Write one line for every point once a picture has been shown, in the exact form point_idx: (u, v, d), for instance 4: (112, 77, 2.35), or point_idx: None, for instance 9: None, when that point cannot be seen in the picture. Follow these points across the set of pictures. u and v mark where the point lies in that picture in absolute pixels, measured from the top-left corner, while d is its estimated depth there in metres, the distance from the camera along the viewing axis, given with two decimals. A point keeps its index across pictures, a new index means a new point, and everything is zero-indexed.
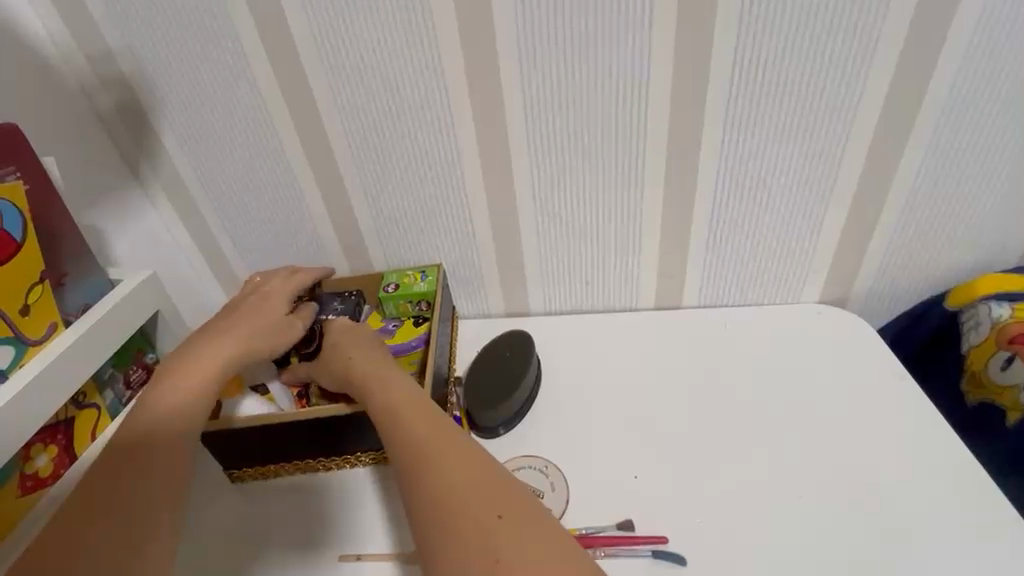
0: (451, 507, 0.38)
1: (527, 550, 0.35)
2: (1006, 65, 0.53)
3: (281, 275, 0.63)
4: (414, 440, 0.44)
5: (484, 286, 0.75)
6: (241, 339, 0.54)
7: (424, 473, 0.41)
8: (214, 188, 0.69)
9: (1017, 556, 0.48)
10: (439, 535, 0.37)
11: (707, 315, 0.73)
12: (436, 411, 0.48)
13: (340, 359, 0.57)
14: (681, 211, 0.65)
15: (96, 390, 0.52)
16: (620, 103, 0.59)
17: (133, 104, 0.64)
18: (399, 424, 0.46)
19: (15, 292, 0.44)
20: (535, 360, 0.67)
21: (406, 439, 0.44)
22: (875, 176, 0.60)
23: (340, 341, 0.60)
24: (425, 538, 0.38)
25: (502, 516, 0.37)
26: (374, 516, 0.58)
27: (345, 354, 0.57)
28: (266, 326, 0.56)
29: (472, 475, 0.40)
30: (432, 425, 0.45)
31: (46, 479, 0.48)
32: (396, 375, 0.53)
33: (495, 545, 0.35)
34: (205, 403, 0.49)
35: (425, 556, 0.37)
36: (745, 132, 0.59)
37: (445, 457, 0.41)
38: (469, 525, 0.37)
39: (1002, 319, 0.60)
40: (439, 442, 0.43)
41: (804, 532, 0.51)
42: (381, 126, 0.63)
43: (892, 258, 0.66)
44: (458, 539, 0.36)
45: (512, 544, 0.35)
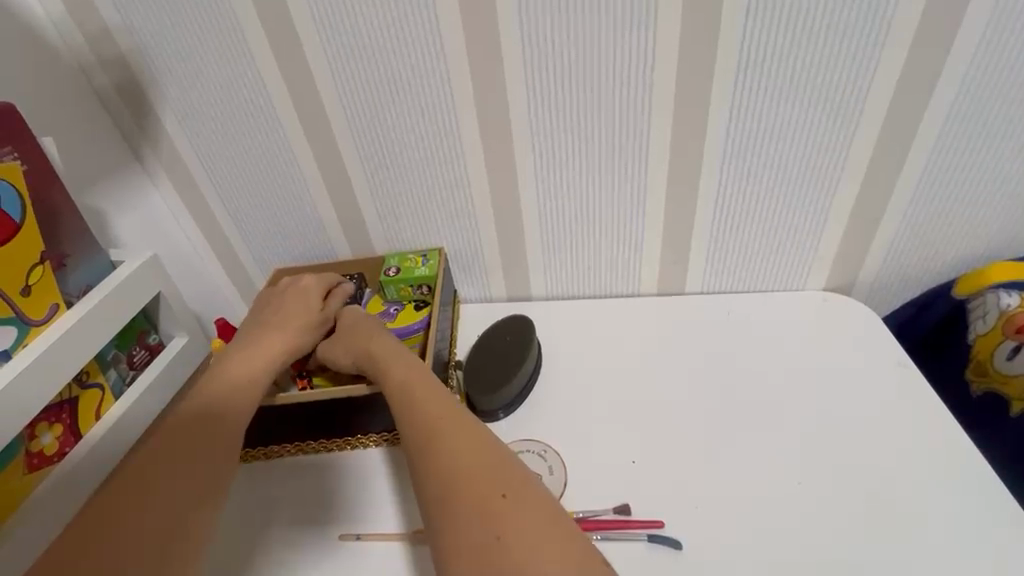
0: (456, 484, 0.38)
1: (525, 531, 0.35)
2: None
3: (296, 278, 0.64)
4: (423, 416, 0.45)
5: (486, 269, 0.74)
6: (254, 346, 0.55)
7: (433, 452, 0.41)
8: (215, 170, 0.68)
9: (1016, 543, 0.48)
10: (443, 509, 0.37)
11: (711, 302, 0.72)
12: (448, 391, 0.48)
13: (356, 340, 0.58)
14: (686, 195, 0.64)
15: (98, 370, 0.53)
16: (625, 86, 0.57)
17: (132, 83, 0.63)
18: (413, 403, 0.47)
19: (15, 274, 0.44)
20: (534, 344, 0.67)
21: (418, 418, 0.45)
22: (884, 162, 0.59)
23: (356, 322, 0.60)
24: (430, 512, 0.38)
25: (505, 495, 0.37)
26: (374, 498, 0.59)
27: (361, 340, 0.57)
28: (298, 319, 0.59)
29: (477, 456, 0.40)
30: (439, 403, 0.46)
31: (50, 457, 0.48)
32: (398, 358, 0.53)
33: (493, 523, 0.35)
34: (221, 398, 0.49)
35: (430, 532, 0.37)
36: (751, 117, 0.58)
37: (456, 436, 0.42)
38: (471, 502, 0.37)
39: (1009, 309, 0.58)
40: (451, 421, 0.44)
41: (804, 520, 0.51)
42: (382, 110, 0.62)
43: (898, 246, 0.65)
44: (458, 516, 0.36)
45: (511, 521, 0.35)
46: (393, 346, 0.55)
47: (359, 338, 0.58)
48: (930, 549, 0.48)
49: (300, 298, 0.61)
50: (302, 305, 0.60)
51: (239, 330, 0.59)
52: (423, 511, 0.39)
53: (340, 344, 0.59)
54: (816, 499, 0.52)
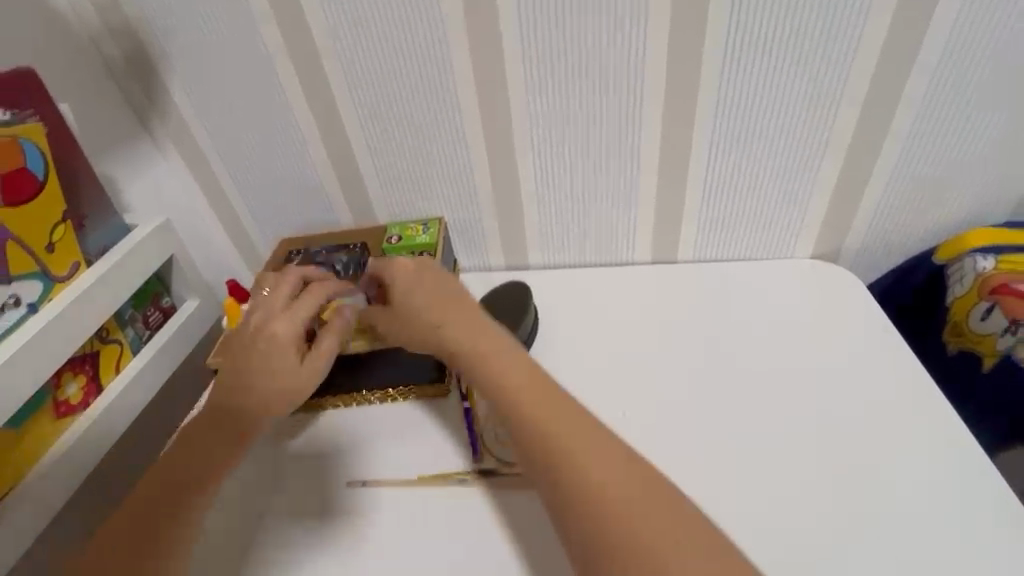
0: (592, 485, 0.39)
1: (677, 547, 0.36)
2: (1000, 15, 0.53)
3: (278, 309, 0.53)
4: (547, 427, 0.43)
5: (485, 237, 0.77)
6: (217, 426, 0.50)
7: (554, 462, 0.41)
8: (221, 140, 0.70)
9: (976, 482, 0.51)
10: (580, 512, 0.38)
11: (701, 269, 0.74)
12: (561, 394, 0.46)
13: (415, 315, 0.53)
14: (679, 163, 0.66)
15: (117, 328, 0.55)
16: (619, 54, 0.59)
17: (140, 53, 0.65)
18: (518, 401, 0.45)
19: (40, 229, 0.47)
20: (533, 311, 0.70)
21: (546, 428, 0.43)
22: (870, 128, 0.61)
23: (430, 303, 0.53)
24: (566, 511, 0.39)
25: (671, 530, 0.37)
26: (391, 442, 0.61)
27: (450, 331, 0.51)
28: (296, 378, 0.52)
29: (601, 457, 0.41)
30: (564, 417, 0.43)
31: (77, 406, 0.51)
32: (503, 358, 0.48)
33: (651, 542, 0.36)
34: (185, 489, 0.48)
35: (575, 538, 0.38)
36: (741, 85, 0.59)
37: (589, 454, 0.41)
38: (621, 522, 0.37)
39: (986, 271, 0.60)
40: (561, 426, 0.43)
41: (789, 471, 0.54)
42: (382, 78, 0.64)
43: (882, 213, 0.67)
44: (605, 517, 0.38)
45: (653, 524, 0.37)
46: (459, 313, 0.52)
47: (416, 313, 0.53)
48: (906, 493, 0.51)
49: (273, 352, 0.51)
50: (271, 364, 0.51)
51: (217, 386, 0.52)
52: (555, 510, 0.40)
53: (419, 330, 0.53)
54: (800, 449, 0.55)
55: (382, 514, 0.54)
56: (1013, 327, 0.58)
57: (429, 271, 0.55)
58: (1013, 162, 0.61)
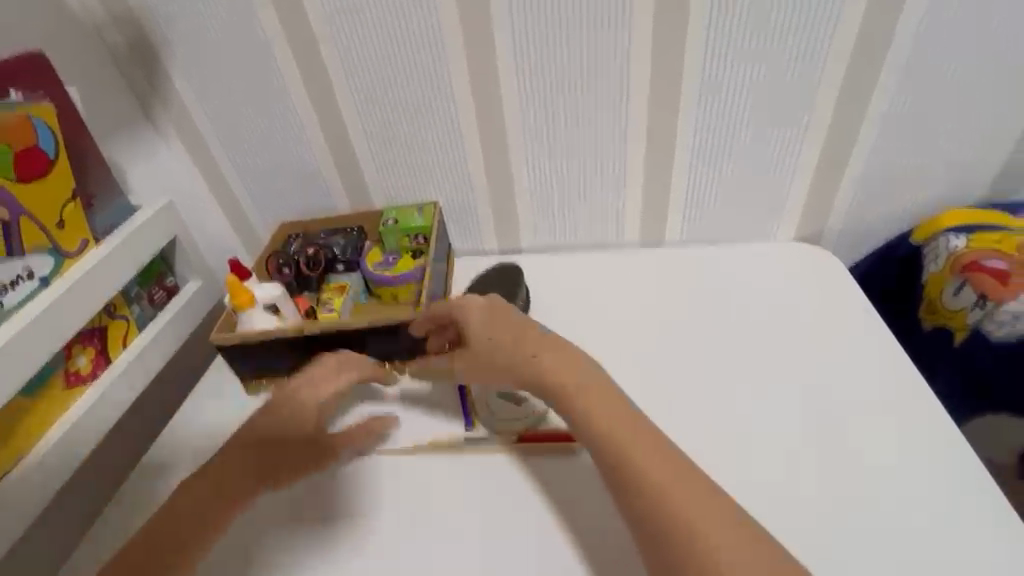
0: (666, 493, 0.40)
1: (738, 549, 0.38)
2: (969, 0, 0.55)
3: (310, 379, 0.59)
4: (628, 445, 0.44)
5: (478, 221, 0.79)
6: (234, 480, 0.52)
7: (629, 466, 0.43)
8: (223, 127, 0.72)
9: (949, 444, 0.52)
10: (647, 512, 0.40)
11: (688, 251, 0.77)
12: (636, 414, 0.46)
13: (483, 345, 0.53)
14: (664, 147, 0.68)
15: (124, 304, 0.58)
16: (607, 41, 0.61)
17: (143, 40, 0.67)
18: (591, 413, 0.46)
19: (51, 206, 0.49)
20: (524, 289, 0.72)
21: (627, 448, 0.44)
22: (849, 111, 0.63)
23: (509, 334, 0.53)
24: (645, 518, 0.41)
25: (733, 534, 0.38)
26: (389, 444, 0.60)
27: (533, 361, 0.51)
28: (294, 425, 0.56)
29: (669, 467, 0.42)
30: (649, 441, 0.44)
31: (85, 377, 0.54)
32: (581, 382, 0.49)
33: (712, 545, 0.38)
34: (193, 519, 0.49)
35: (653, 547, 0.40)
36: (724, 70, 0.61)
37: (660, 467, 0.42)
38: (693, 526, 0.39)
39: (958, 250, 0.61)
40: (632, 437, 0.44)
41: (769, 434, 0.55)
42: (379, 64, 0.66)
43: (861, 195, 0.69)
44: (671, 516, 0.39)
45: (710, 524, 0.39)
46: (526, 336, 0.52)
47: (485, 344, 0.53)
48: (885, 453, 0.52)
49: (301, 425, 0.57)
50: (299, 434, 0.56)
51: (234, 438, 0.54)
52: (634, 519, 0.41)
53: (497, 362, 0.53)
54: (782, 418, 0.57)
55: (383, 519, 0.53)
56: (982, 301, 0.61)
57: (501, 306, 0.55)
58: (983, 143, 0.64)
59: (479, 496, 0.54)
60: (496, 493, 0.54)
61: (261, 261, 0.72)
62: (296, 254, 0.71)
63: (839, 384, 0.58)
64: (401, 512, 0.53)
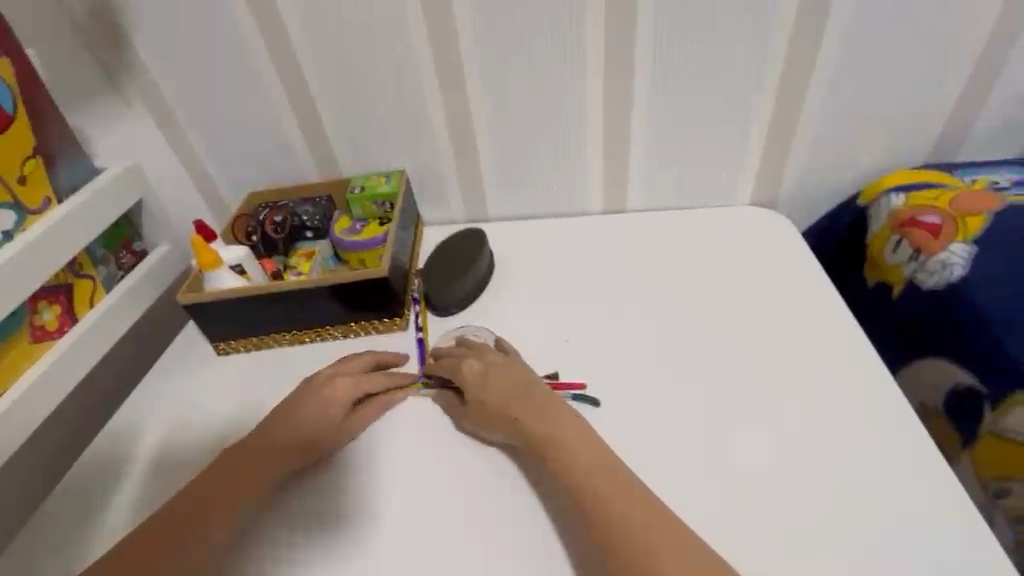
0: (651, 554, 0.43)
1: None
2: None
3: (313, 384, 0.60)
4: (623, 516, 0.45)
5: (446, 191, 0.80)
6: (235, 471, 0.54)
7: (589, 496, 0.47)
8: (190, 98, 0.73)
9: (879, 390, 0.56)
10: (600, 533, 0.45)
11: (649, 217, 0.79)
12: (630, 477, 0.49)
13: (481, 413, 0.56)
14: (621, 117, 0.71)
15: (89, 264, 0.63)
16: (562, 9, 0.63)
17: (105, 8, 0.67)
18: (565, 457, 0.50)
19: (13, 161, 0.52)
20: (489, 251, 0.74)
21: (618, 515, 0.45)
22: (794, 75, 0.66)
23: (502, 392, 0.57)
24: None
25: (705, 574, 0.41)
26: (388, 448, 0.58)
27: (529, 419, 0.54)
28: (309, 430, 0.57)
29: (652, 519, 0.45)
30: (639, 503, 0.46)
31: (52, 331, 0.58)
32: (579, 440, 0.52)
33: None
34: (189, 513, 0.51)
35: None
36: (675, 38, 0.64)
37: (648, 527, 0.44)
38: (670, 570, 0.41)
39: (897, 207, 0.65)
40: (597, 475, 0.49)
41: (715, 385, 0.58)
42: (342, 35, 0.67)
43: (811, 159, 0.72)
44: (618, 534, 0.44)
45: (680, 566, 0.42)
46: (527, 404, 0.55)
47: (482, 412, 0.56)
48: (821, 401, 0.56)
49: (302, 420, 0.57)
50: (298, 428, 0.57)
51: (244, 437, 0.57)
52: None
53: (489, 416, 0.56)
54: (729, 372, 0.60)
55: (385, 522, 0.52)
56: (916, 256, 0.62)
57: (497, 368, 0.59)
58: (922, 105, 0.67)
59: (482, 500, 0.53)
60: (495, 492, 0.53)
61: (228, 225, 0.74)
62: (264, 221, 0.73)
63: (782, 334, 0.62)
64: (402, 514, 0.53)
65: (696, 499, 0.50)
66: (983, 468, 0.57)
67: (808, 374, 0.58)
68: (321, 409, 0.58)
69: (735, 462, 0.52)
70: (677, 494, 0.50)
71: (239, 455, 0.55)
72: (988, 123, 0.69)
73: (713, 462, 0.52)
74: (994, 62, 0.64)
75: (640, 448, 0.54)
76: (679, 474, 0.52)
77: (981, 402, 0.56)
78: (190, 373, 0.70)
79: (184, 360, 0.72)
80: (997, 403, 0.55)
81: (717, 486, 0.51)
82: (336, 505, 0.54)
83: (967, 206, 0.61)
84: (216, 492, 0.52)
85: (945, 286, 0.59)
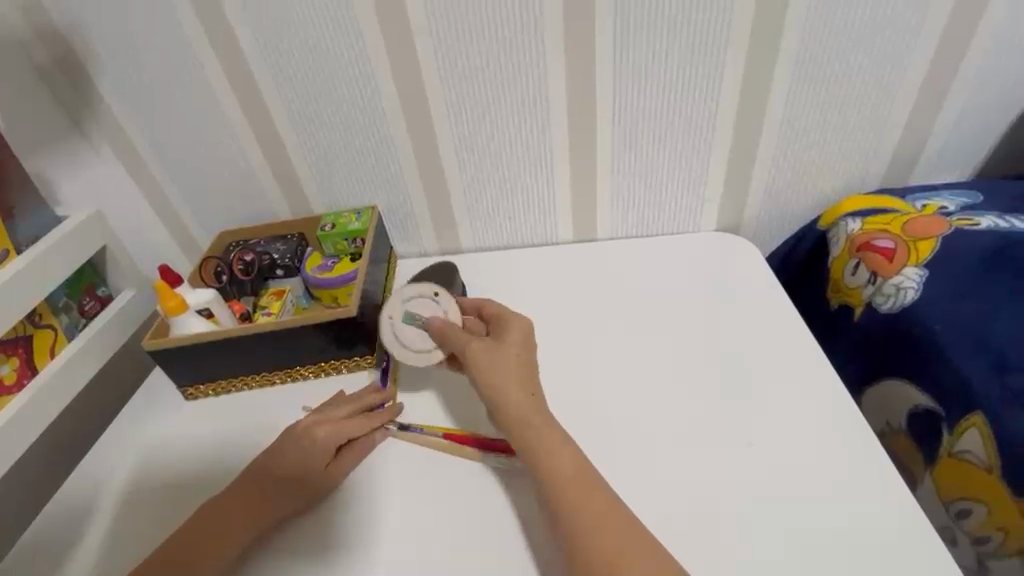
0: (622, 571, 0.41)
1: None
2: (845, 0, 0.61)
3: (300, 427, 0.57)
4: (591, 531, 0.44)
5: (418, 225, 0.81)
6: (223, 522, 0.52)
7: (560, 508, 0.46)
8: (158, 141, 0.73)
9: (843, 403, 0.58)
10: (566, 542, 0.44)
11: (619, 245, 0.80)
12: (607, 487, 0.47)
13: (513, 364, 0.54)
14: (586, 146, 0.72)
15: (50, 313, 0.63)
16: (523, 48, 0.65)
17: (70, 57, 0.67)
18: (547, 451, 0.49)
19: None
20: (461, 284, 0.74)
21: (590, 532, 0.44)
22: (749, 105, 0.68)
23: (524, 372, 0.55)
24: None
25: None
26: (387, 478, 0.57)
27: (532, 410, 0.52)
28: (305, 477, 0.54)
29: (624, 531, 0.44)
30: (611, 516, 0.45)
31: (11, 385, 0.57)
32: (561, 445, 0.49)
33: None
34: (182, 545, 0.52)
35: None
36: (632, 73, 0.66)
37: (621, 544, 0.43)
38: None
39: (853, 232, 0.68)
40: (573, 483, 0.47)
41: (690, 413, 0.59)
42: (308, 75, 0.68)
43: (770, 185, 0.75)
44: (591, 548, 0.43)
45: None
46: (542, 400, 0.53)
47: (514, 364, 0.55)
48: (787, 425, 0.57)
49: (288, 470, 0.54)
50: (283, 477, 0.54)
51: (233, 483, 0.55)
52: None
53: (499, 384, 0.53)
54: (704, 397, 0.60)
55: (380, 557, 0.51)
56: (873, 279, 0.64)
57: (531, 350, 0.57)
58: (872, 130, 0.70)
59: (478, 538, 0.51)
60: (495, 526, 0.52)
61: (195, 270, 0.73)
62: (233, 261, 0.73)
63: (751, 359, 0.63)
64: (395, 549, 0.51)
65: (669, 516, 0.51)
66: (944, 488, 0.58)
67: (777, 397, 0.59)
68: (311, 459, 0.55)
69: (704, 484, 0.53)
70: (650, 512, 0.51)
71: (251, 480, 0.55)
72: (934, 145, 0.72)
73: (688, 493, 0.52)
74: (936, 88, 0.67)
75: (612, 475, 0.54)
76: (650, 496, 0.52)
77: (940, 424, 0.57)
78: (158, 419, 0.69)
79: (153, 405, 0.70)
80: (953, 426, 0.56)
81: (687, 508, 0.51)
82: (313, 549, 0.52)
83: (920, 230, 0.63)
84: (203, 529, 0.52)
85: (900, 310, 0.61)
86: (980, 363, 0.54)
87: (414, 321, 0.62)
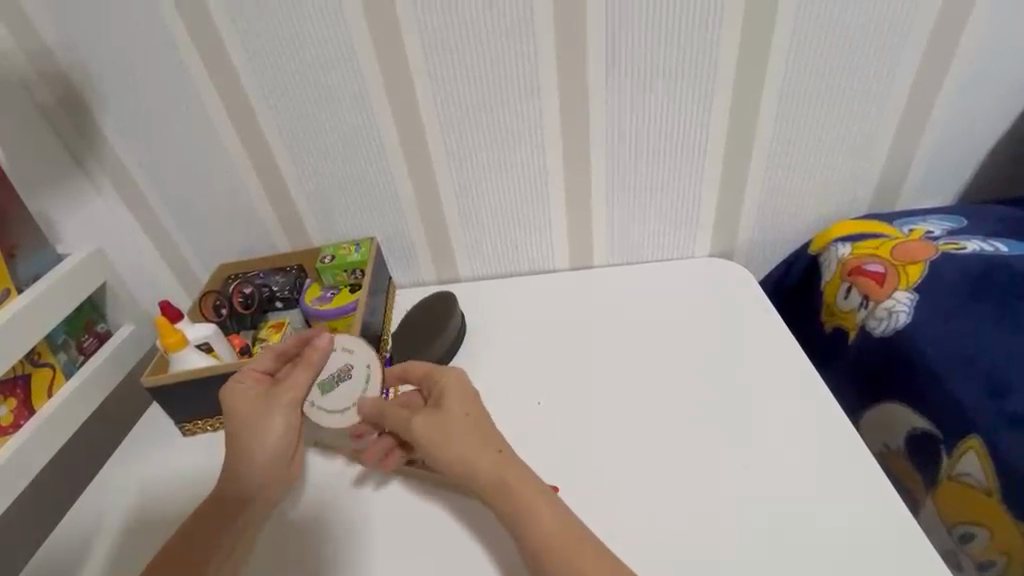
0: None
1: None
2: (835, 9, 0.63)
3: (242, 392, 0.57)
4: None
5: (416, 254, 0.82)
6: (206, 513, 0.54)
7: (553, 565, 0.45)
8: (157, 175, 0.74)
9: (838, 419, 0.58)
10: None
11: (616, 271, 0.81)
12: (586, 531, 0.47)
13: (463, 427, 0.53)
14: (580, 174, 0.74)
15: (49, 351, 0.62)
16: (516, 81, 0.67)
17: (74, 97, 0.69)
18: (525, 510, 0.48)
19: None
20: (460, 313, 0.75)
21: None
22: (738, 132, 0.71)
23: (471, 425, 0.53)
24: None
25: None
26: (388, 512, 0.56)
27: (497, 476, 0.50)
28: (268, 437, 0.57)
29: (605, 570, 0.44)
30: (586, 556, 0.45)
31: (8, 427, 0.57)
32: (545, 501, 0.49)
33: None
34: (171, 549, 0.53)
35: None
36: (622, 103, 0.68)
37: None
38: None
39: (844, 256, 0.70)
40: (565, 536, 0.46)
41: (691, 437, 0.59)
42: (307, 109, 0.70)
43: (759, 209, 0.77)
44: None
45: None
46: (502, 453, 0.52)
47: (463, 427, 0.53)
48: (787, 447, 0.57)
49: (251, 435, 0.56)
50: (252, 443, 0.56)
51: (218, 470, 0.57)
52: None
53: (455, 455, 0.52)
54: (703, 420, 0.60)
55: None
56: (865, 303, 0.66)
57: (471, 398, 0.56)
58: (856, 156, 0.73)
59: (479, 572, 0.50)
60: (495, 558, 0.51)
61: (196, 304, 0.74)
62: (232, 294, 0.74)
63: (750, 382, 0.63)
64: None
65: (665, 525, 0.52)
66: (946, 511, 0.58)
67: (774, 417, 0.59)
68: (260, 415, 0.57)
69: (702, 496, 0.53)
70: (646, 520, 0.52)
71: (238, 425, 0.56)
72: (918, 169, 0.74)
73: (692, 514, 0.52)
74: (916, 115, 0.70)
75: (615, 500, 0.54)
76: (646, 504, 0.53)
77: (937, 447, 0.58)
78: (152, 455, 0.67)
79: (148, 441, 0.69)
80: (951, 449, 0.56)
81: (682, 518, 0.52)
82: None
83: (908, 255, 0.65)
84: (194, 521, 0.54)
85: (894, 332, 0.62)
86: (971, 382, 0.55)
87: (333, 385, 0.59)
